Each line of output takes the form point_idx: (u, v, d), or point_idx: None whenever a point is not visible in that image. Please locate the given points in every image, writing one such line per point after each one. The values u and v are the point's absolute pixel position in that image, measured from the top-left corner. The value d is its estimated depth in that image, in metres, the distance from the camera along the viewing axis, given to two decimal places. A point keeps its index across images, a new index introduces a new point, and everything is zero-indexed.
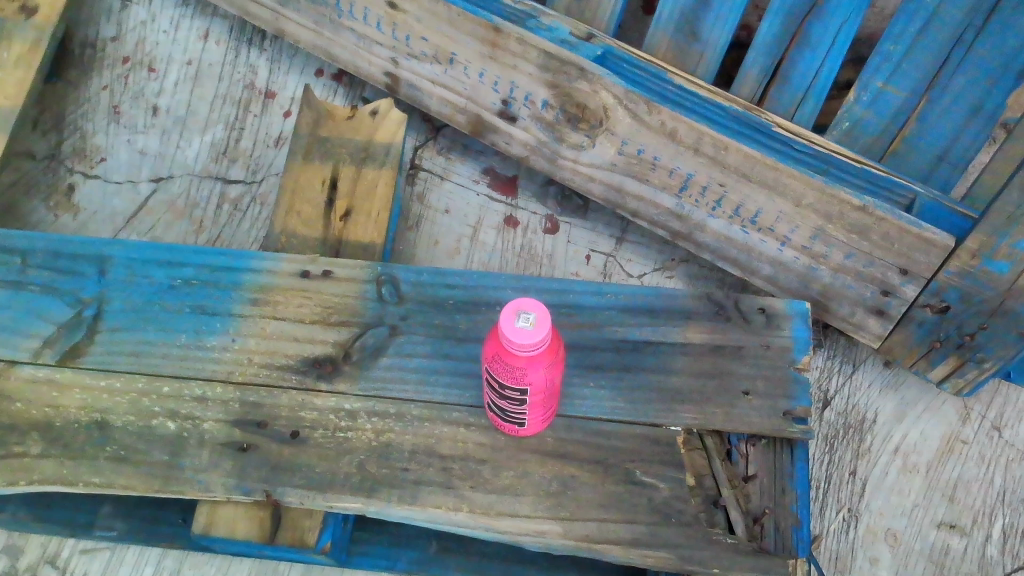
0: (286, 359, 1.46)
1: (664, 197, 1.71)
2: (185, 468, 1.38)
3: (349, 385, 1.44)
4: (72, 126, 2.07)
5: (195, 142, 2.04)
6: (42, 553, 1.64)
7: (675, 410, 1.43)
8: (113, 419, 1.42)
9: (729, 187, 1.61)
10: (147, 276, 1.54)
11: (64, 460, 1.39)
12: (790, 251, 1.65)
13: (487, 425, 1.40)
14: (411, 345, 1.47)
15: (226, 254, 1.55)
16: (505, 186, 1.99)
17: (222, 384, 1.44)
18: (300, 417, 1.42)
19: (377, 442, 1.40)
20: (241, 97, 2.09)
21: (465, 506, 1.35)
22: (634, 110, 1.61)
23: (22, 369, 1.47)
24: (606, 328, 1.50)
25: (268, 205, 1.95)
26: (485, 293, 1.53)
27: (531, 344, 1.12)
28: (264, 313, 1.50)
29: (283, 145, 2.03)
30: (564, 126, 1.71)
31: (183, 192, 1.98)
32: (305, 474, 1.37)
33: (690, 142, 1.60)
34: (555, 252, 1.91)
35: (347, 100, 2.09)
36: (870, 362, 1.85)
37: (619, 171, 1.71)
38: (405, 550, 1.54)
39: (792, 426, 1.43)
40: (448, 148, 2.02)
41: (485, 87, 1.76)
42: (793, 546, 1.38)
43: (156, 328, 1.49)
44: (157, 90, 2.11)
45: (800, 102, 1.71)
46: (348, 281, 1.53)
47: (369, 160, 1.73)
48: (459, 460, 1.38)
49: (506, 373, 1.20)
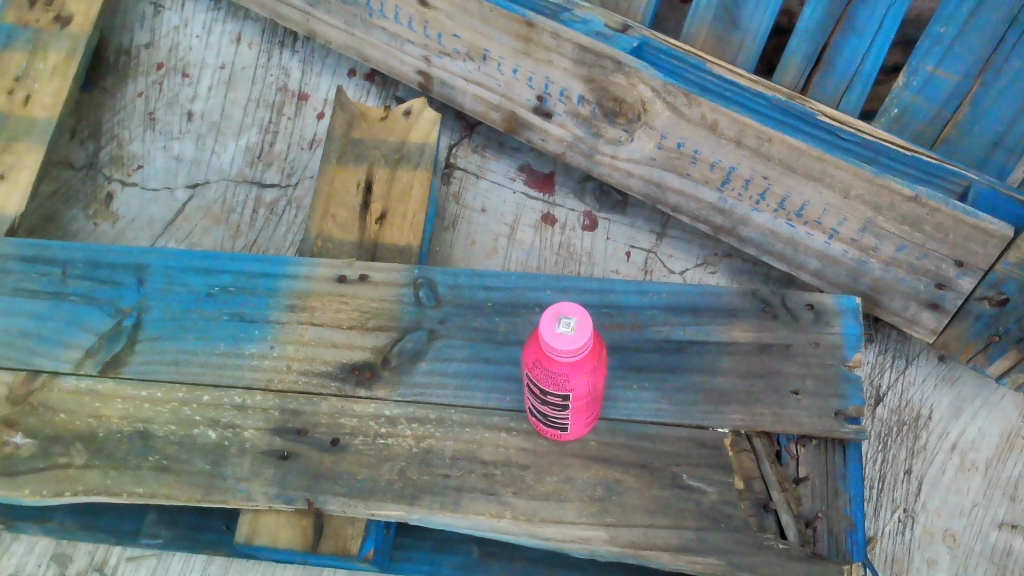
0: (325, 366, 1.45)
1: (706, 191, 1.66)
2: (227, 477, 1.38)
3: (389, 391, 1.42)
4: (109, 134, 2.08)
5: (230, 146, 2.04)
6: (90, 561, 1.65)
7: (722, 411, 1.39)
8: (155, 428, 1.42)
9: (773, 179, 1.56)
10: (185, 284, 1.54)
11: (107, 470, 1.40)
12: (838, 244, 1.59)
13: (529, 430, 1.38)
14: (450, 349, 1.45)
15: (263, 261, 1.54)
16: (542, 183, 1.95)
17: (261, 392, 1.43)
18: (340, 424, 1.40)
19: (418, 448, 1.38)
20: (274, 99, 2.09)
21: (508, 513, 1.32)
22: (673, 103, 1.57)
23: (65, 380, 1.47)
24: (649, 328, 1.46)
25: (303, 208, 1.94)
26: (523, 295, 1.50)
27: (572, 350, 1.09)
28: (301, 320, 1.49)
29: (317, 147, 2.02)
30: (600, 120, 1.67)
31: (219, 197, 1.98)
32: (346, 481, 1.36)
33: (731, 134, 1.55)
34: (594, 250, 1.87)
35: (380, 100, 2.07)
36: (923, 356, 1.79)
37: (658, 165, 1.67)
38: (449, 556, 1.53)
39: (844, 427, 1.38)
40: (483, 146, 2.00)
41: (519, 83, 1.73)
42: (848, 549, 1.33)
43: (195, 336, 1.49)
44: (192, 95, 2.11)
45: (846, 89, 1.66)
46: (386, 286, 1.51)
47: (403, 161, 1.70)
48: (501, 466, 1.36)
49: (547, 380, 1.17)
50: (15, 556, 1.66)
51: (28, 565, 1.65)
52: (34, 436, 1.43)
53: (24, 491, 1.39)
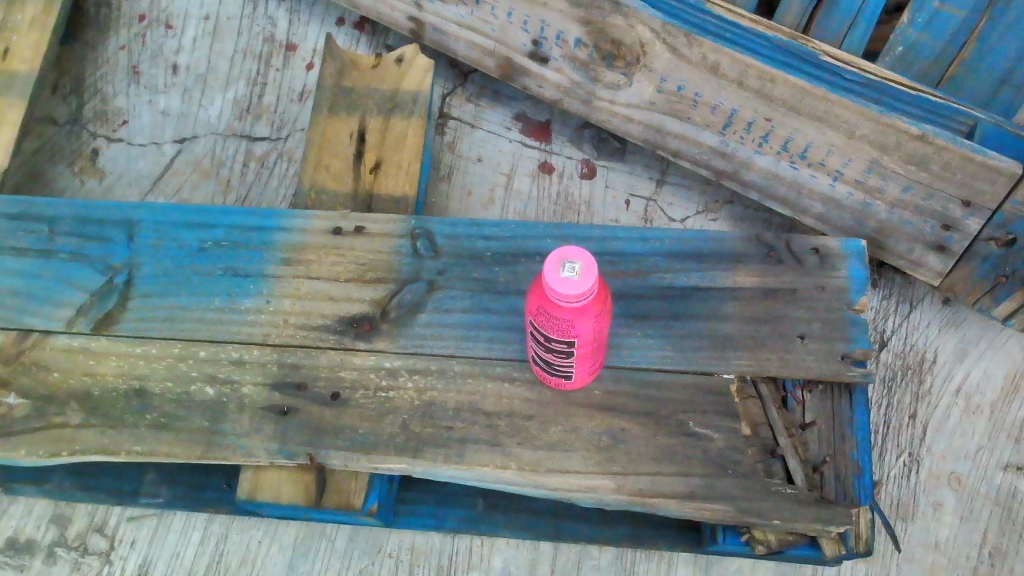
0: (323, 319, 1.42)
1: (707, 135, 1.62)
2: (227, 434, 1.36)
3: (389, 343, 1.40)
4: (92, 89, 2.02)
5: (218, 100, 1.99)
6: (90, 522, 1.62)
7: (728, 357, 1.37)
8: (152, 386, 1.39)
9: (777, 121, 1.52)
10: (176, 239, 1.50)
11: (104, 430, 1.38)
12: (842, 186, 1.55)
13: (533, 380, 1.36)
14: (450, 300, 1.42)
15: (256, 214, 1.50)
16: (539, 131, 1.90)
17: (259, 347, 1.41)
18: (340, 378, 1.38)
19: (420, 400, 1.36)
20: (262, 50, 2.03)
21: (513, 464, 1.32)
22: (673, 44, 1.52)
23: (57, 339, 1.44)
24: (652, 275, 1.44)
25: (295, 161, 1.90)
26: (523, 244, 1.47)
27: (578, 295, 1.07)
28: (297, 273, 1.45)
29: (307, 99, 1.97)
30: (598, 64, 1.62)
31: (208, 152, 1.93)
32: (348, 435, 1.35)
33: (733, 76, 1.50)
34: (594, 198, 1.83)
35: (370, 49, 2.02)
36: (927, 300, 1.77)
37: (659, 110, 1.62)
38: (453, 509, 1.51)
39: (850, 370, 1.36)
40: (477, 94, 1.94)
41: (514, 27, 1.67)
42: (855, 494, 1.33)
43: (189, 293, 1.46)
44: (176, 47, 2.05)
45: (850, 27, 1.59)
46: (382, 237, 1.48)
47: (397, 110, 1.66)
48: (505, 416, 1.35)
49: (551, 326, 1.15)
50: (13, 518, 1.64)
51: (27, 527, 1.63)
52: (27, 396, 1.41)
53: (20, 452, 1.37)
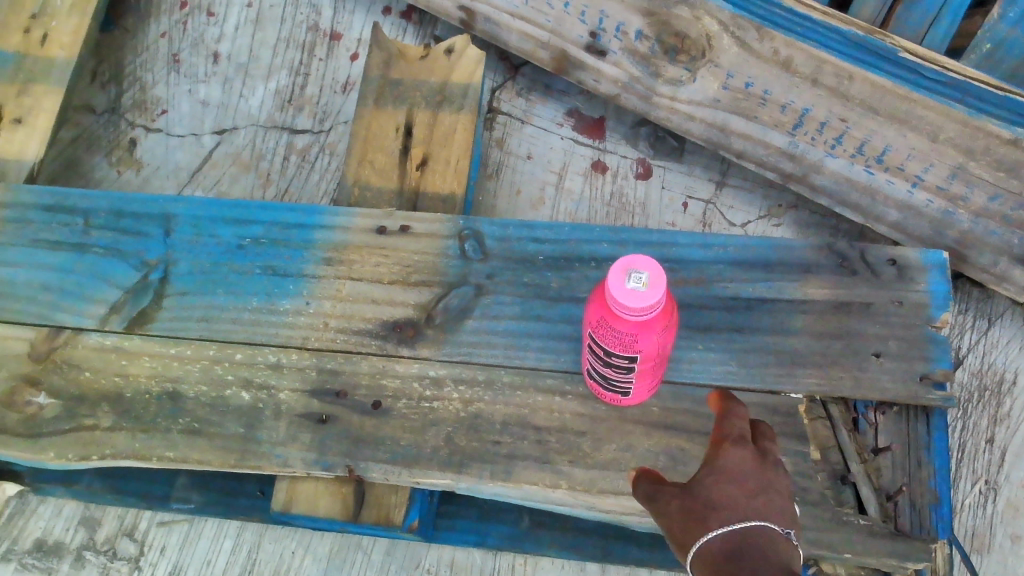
0: (365, 323, 1.35)
1: (775, 135, 1.53)
2: (262, 442, 1.29)
3: (433, 350, 1.32)
4: (132, 77, 1.97)
5: (259, 90, 1.92)
6: (119, 526, 1.57)
7: (797, 375, 1.28)
8: (185, 389, 1.33)
9: (853, 122, 1.42)
10: (214, 235, 1.44)
11: (135, 433, 1.32)
12: (921, 192, 1.46)
13: (586, 394, 1.28)
14: (499, 306, 1.34)
15: (298, 210, 1.43)
16: (592, 128, 1.81)
17: (297, 351, 1.34)
18: (382, 386, 1.31)
19: (465, 412, 1.29)
20: (305, 40, 1.96)
21: (564, 483, 1.23)
22: (743, 38, 1.41)
23: (89, 337, 1.38)
24: (715, 285, 1.34)
25: (337, 155, 1.84)
26: (578, 248, 1.37)
27: (644, 308, 0.99)
28: (339, 273, 1.38)
29: (351, 91, 1.90)
30: (660, 58, 1.52)
31: (248, 144, 1.87)
32: (389, 447, 1.28)
33: (807, 72, 1.39)
34: (649, 200, 1.74)
35: (417, 40, 1.94)
36: (1007, 316, 1.66)
37: (723, 108, 1.54)
38: (495, 525, 1.43)
39: (930, 393, 1.26)
40: (528, 89, 1.85)
41: (571, 18, 1.58)
42: (933, 526, 1.23)
43: (226, 292, 1.39)
44: (217, 35, 1.99)
45: (932, 23, 1.47)
46: (428, 237, 1.40)
47: (445, 104, 1.58)
48: (556, 432, 1.26)
49: (612, 340, 1.07)
50: (41, 519, 1.59)
51: (55, 528, 1.58)
52: (58, 396, 1.35)
53: (48, 454, 1.32)
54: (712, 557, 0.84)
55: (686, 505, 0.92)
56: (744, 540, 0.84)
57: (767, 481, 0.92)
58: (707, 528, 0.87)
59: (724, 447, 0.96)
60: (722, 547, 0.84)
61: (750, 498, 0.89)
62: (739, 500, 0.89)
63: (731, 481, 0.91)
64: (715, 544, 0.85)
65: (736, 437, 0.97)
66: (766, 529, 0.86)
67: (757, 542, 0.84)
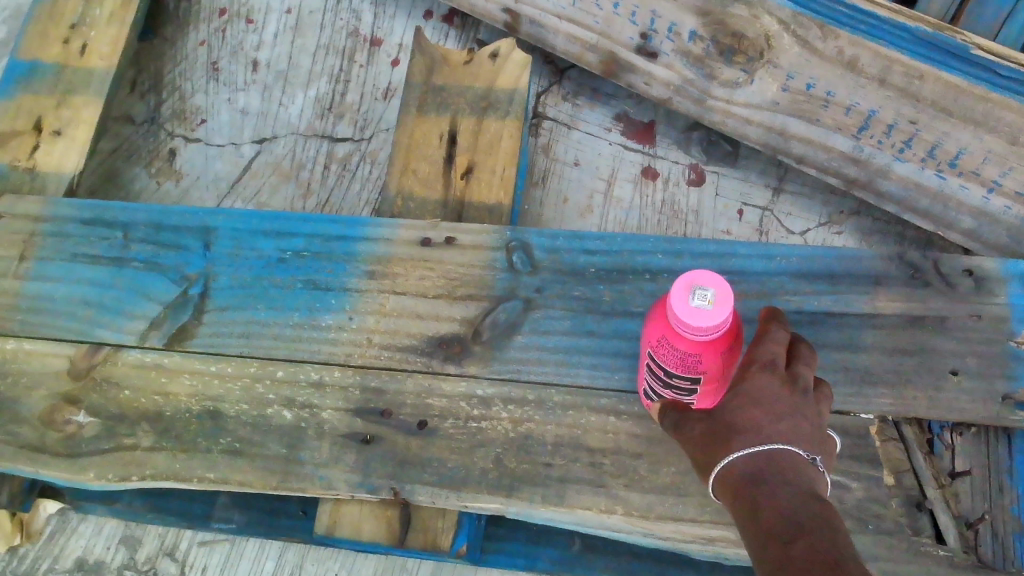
0: (409, 340, 1.30)
1: (838, 139, 1.45)
2: (305, 463, 1.25)
3: (481, 367, 1.27)
4: (171, 86, 1.94)
5: (299, 98, 1.89)
6: (159, 546, 1.56)
7: (868, 394, 1.20)
8: (226, 408, 1.30)
9: (924, 125, 1.34)
10: (255, 248, 1.39)
11: (175, 453, 1.29)
12: (998, 199, 1.38)
13: (642, 414, 1.22)
14: (549, 321, 1.28)
15: (340, 222, 1.38)
16: (642, 133, 1.75)
17: (340, 368, 1.29)
18: (428, 405, 1.26)
19: (515, 433, 1.23)
20: (345, 46, 1.92)
21: (621, 508, 1.18)
22: (804, 36, 1.34)
23: (129, 354, 1.35)
24: (778, 298, 1.25)
25: (378, 163, 1.80)
26: (630, 260, 1.30)
27: (709, 328, 0.92)
28: (383, 288, 1.33)
29: (393, 97, 1.85)
30: (715, 59, 1.45)
31: (288, 153, 1.84)
32: (435, 469, 1.23)
33: (874, 72, 1.32)
34: (702, 207, 1.68)
35: (459, 44, 1.89)
36: None
37: (782, 110, 1.46)
38: (546, 549, 1.37)
39: (1014, 413, 1.19)
40: (575, 93, 1.79)
41: (621, 19, 1.52)
42: (1016, 556, 1.17)
43: (267, 307, 1.35)
44: (257, 43, 1.96)
45: (1007, 19, 1.39)
46: (474, 249, 1.34)
47: (490, 110, 1.52)
48: (610, 454, 1.21)
49: (674, 359, 1.00)
50: (83, 538, 1.58)
51: (96, 548, 1.57)
52: (97, 415, 1.32)
53: (88, 475, 1.29)
54: (736, 479, 0.87)
55: (709, 426, 0.92)
56: (767, 464, 0.86)
57: (795, 405, 0.92)
58: (730, 451, 0.89)
59: (752, 368, 0.94)
60: (746, 470, 0.86)
61: (776, 422, 0.90)
62: (761, 425, 0.90)
63: (755, 404, 0.91)
64: (739, 466, 0.87)
65: (766, 361, 0.94)
66: (789, 453, 0.88)
67: (783, 462, 0.86)
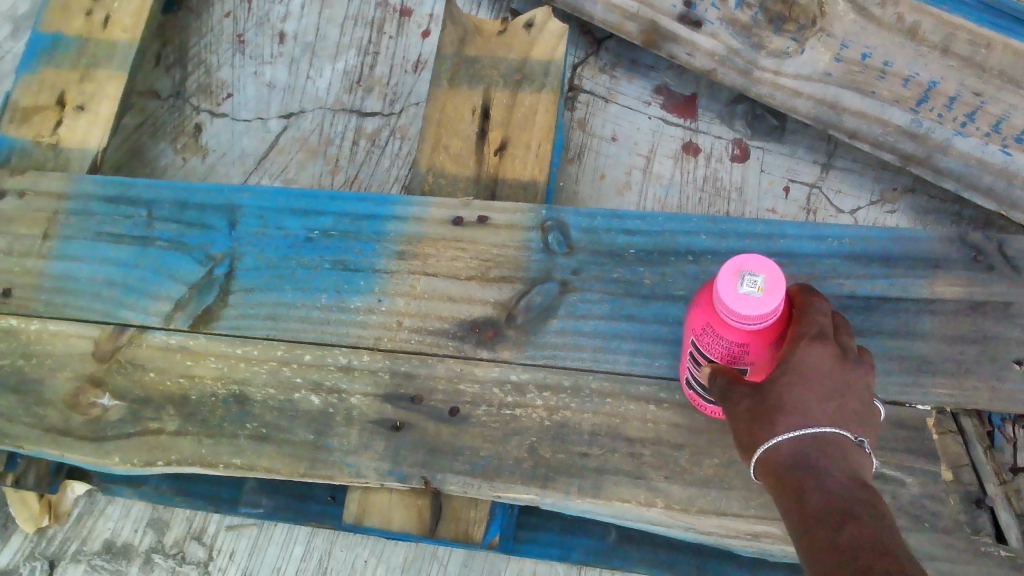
0: (440, 323, 1.25)
1: (896, 112, 1.37)
2: (333, 450, 1.22)
3: (516, 352, 1.21)
4: (196, 59, 1.89)
5: (327, 71, 1.83)
6: (187, 529, 1.55)
7: (925, 385, 1.14)
8: (252, 392, 1.26)
9: (989, 96, 1.27)
10: (281, 227, 1.34)
11: (202, 438, 1.26)
12: None
13: (684, 403, 1.16)
14: (585, 305, 1.22)
15: (368, 200, 1.32)
16: (683, 107, 1.67)
17: (369, 352, 1.25)
18: (460, 391, 1.21)
19: (550, 421, 1.18)
20: (374, 17, 1.86)
21: (660, 501, 1.13)
22: (862, 2, 1.25)
23: (154, 336, 1.32)
24: (828, 282, 1.18)
25: (408, 139, 1.75)
26: (673, 241, 1.23)
27: (759, 315, 0.85)
28: (413, 269, 1.27)
29: (423, 70, 1.80)
30: (763, 28, 1.37)
31: (316, 128, 1.79)
32: (467, 457, 1.19)
33: (936, 41, 1.24)
34: (746, 184, 1.61)
35: (492, 14, 1.83)
36: None
37: (835, 82, 1.38)
38: (580, 539, 1.33)
39: None
40: (612, 64, 1.72)
41: None
42: None
43: (294, 288, 1.30)
44: (283, 14, 1.90)
45: None
46: (508, 229, 1.28)
47: (525, 83, 1.45)
48: (650, 445, 1.16)
49: (718, 349, 0.94)
50: (110, 520, 1.57)
51: (123, 530, 1.56)
52: (123, 398, 1.30)
53: (113, 459, 1.27)
54: (779, 462, 0.84)
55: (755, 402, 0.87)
56: (813, 448, 0.83)
57: (844, 383, 0.88)
58: (776, 432, 0.85)
59: (803, 341, 0.88)
60: (789, 454, 0.84)
61: (825, 403, 0.86)
62: (809, 405, 0.86)
63: (805, 382, 0.86)
64: (784, 448, 0.85)
65: (815, 333, 0.89)
66: (839, 437, 0.85)
67: (828, 445, 0.84)
